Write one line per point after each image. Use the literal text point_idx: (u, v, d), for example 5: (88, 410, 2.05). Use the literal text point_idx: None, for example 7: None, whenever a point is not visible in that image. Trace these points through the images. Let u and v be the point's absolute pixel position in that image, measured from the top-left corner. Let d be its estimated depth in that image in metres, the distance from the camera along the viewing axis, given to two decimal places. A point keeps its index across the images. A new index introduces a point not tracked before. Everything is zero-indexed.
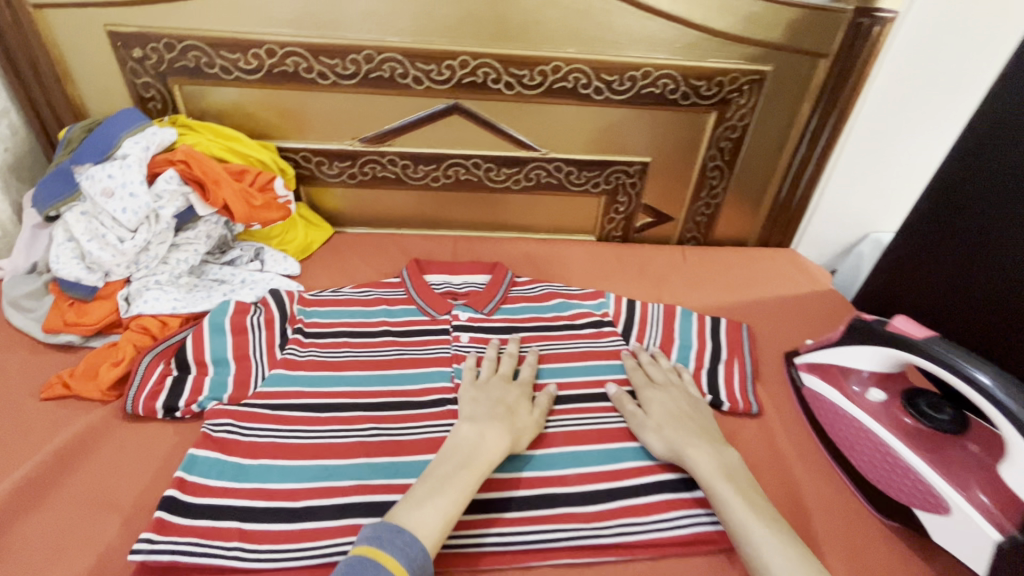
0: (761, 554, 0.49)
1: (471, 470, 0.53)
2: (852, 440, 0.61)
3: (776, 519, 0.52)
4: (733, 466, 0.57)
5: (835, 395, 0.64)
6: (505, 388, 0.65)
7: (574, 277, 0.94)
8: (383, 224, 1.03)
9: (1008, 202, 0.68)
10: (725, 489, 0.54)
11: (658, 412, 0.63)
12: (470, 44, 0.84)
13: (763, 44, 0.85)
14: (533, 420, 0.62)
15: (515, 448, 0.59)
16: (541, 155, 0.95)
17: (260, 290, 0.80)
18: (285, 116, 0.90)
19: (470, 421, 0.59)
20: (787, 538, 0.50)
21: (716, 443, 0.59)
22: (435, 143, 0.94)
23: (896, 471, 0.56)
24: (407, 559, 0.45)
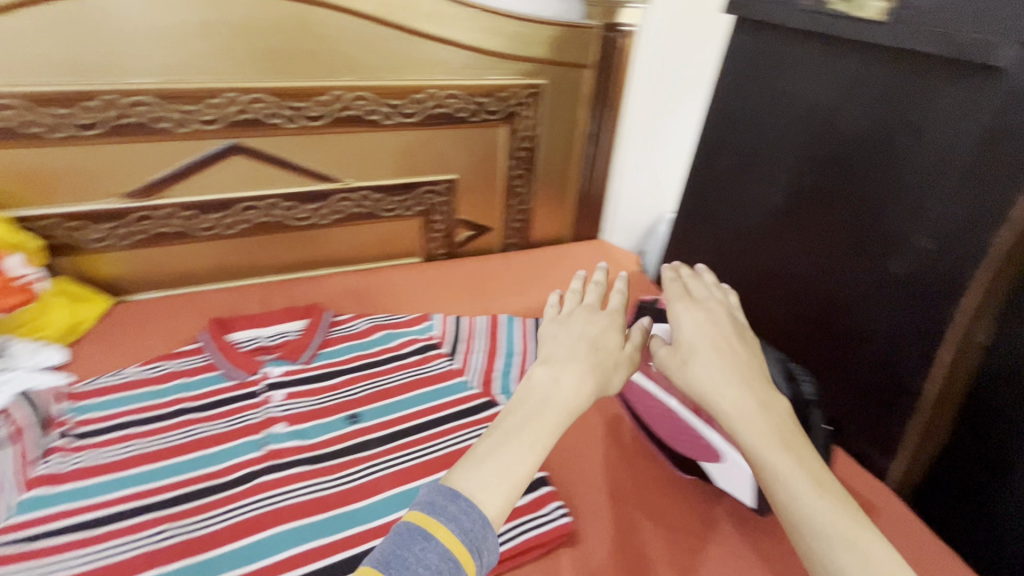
0: (833, 538, 0.39)
1: (544, 424, 0.43)
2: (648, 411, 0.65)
3: (830, 487, 0.42)
4: (778, 422, 0.46)
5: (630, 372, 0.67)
6: (591, 319, 0.53)
7: (400, 304, 0.92)
8: (177, 285, 0.91)
9: (752, 163, 0.77)
10: (784, 457, 0.43)
11: (710, 354, 0.50)
12: (235, 79, 0.79)
13: (533, 60, 0.92)
14: (621, 355, 0.51)
15: (604, 390, 0.48)
16: (344, 186, 0.92)
17: (7, 394, 0.64)
18: (12, 181, 0.75)
19: (548, 363, 0.47)
20: (854, 522, 0.40)
21: (762, 395, 0.47)
22: (219, 188, 0.85)
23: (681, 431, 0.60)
24: (461, 529, 0.37)
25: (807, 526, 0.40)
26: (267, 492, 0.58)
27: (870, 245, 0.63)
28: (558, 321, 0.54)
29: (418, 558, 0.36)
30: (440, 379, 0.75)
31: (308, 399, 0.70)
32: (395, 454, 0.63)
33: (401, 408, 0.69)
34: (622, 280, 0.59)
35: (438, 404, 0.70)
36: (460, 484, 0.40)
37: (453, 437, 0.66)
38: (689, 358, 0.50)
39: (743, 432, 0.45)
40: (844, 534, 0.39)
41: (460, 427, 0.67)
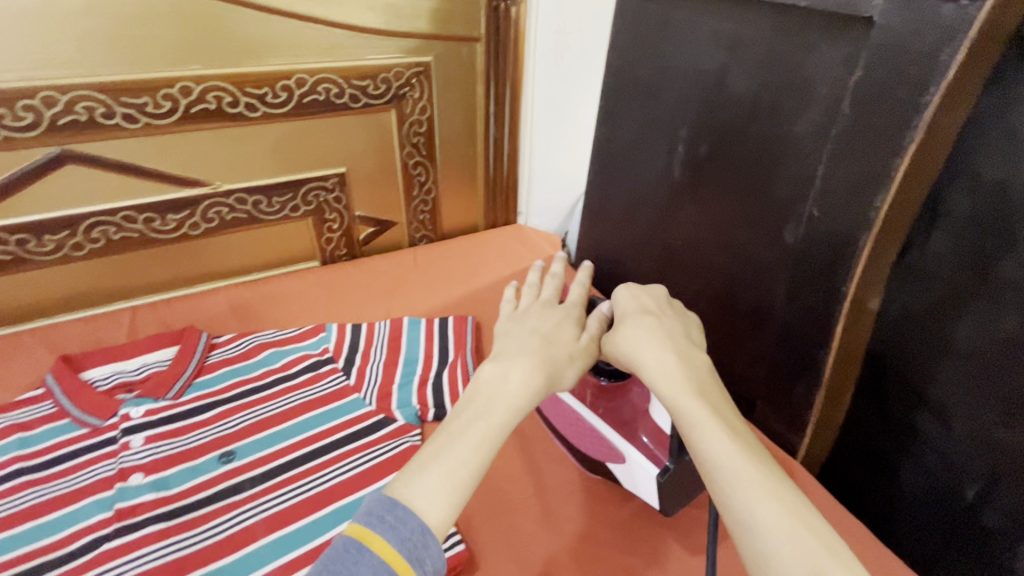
0: (739, 476, 0.38)
1: (490, 422, 0.42)
2: (555, 416, 0.59)
3: (743, 432, 0.42)
4: (698, 374, 0.45)
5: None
6: (548, 315, 0.53)
7: (292, 315, 0.84)
8: (25, 319, 0.79)
9: (644, 140, 0.74)
10: (697, 406, 0.42)
11: (637, 321, 0.50)
12: (51, 75, 0.66)
13: (414, 36, 0.84)
14: (578, 347, 0.50)
15: (555, 384, 0.47)
16: (213, 191, 0.81)
17: None
18: None
19: (497, 360, 0.47)
20: (766, 463, 0.39)
21: (682, 350, 0.47)
22: (55, 204, 0.73)
23: (587, 437, 0.56)
24: (398, 539, 0.35)
25: (716, 469, 0.39)
26: (110, 561, 0.50)
27: (761, 211, 0.60)
28: (511, 321, 0.53)
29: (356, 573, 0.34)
30: (332, 399, 0.67)
31: (171, 441, 0.61)
32: (270, 496, 0.56)
33: (283, 438, 0.62)
34: (584, 273, 0.59)
35: (326, 429, 0.63)
36: (404, 494, 0.38)
37: (339, 467, 0.59)
38: (620, 326, 0.50)
39: (662, 388, 0.44)
40: (751, 472, 0.38)
41: (348, 454, 0.60)
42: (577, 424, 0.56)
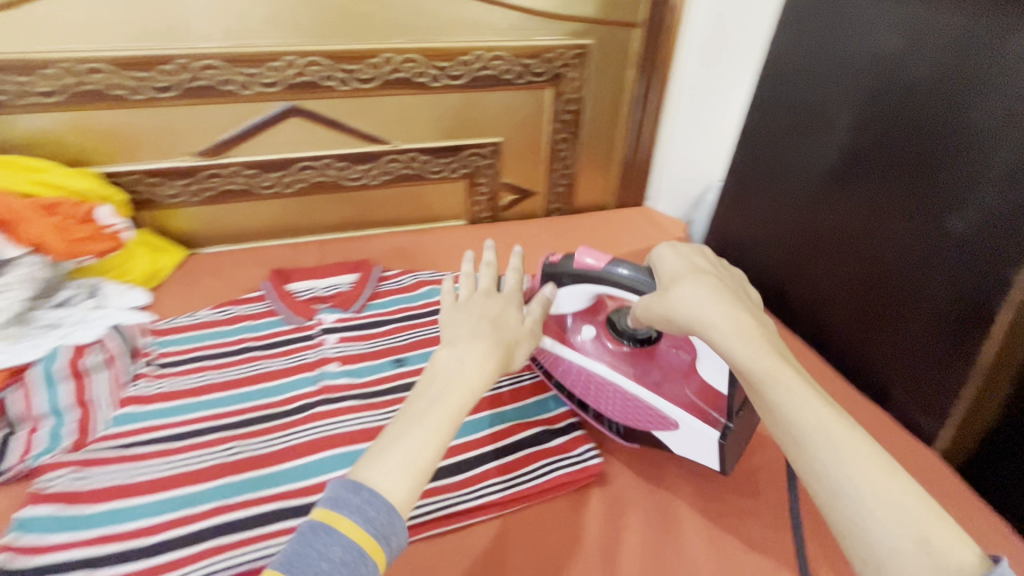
0: (835, 444, 0.38)
1: (448, 404, 0.43)
2: (579, 382, 0.63)
3: (829, 400, 0.41)
4: (774, 341, 0.44)
5: (546, 346, 0.64)
6: (489, 302, 0.53)
7: (443, 262, 0.96)
8: (243, 240, 0.98)
9: (802, 126, 0.75)
10: (783, 373, 0.42)
11: (699, 283, 0.48)
12: (294, 43, 0.82)
13: (580, 20, 0.91)
14: (524, 331, 0.53)
15: (506, 365, 0.49)
16: (393, 148, 0.95)
17: (100, 328, 0.73)
18: (99, 140, 0.83)
19: (449, 343, 0.47)
20: (854, 431, 0.39)
21: (746, 307, 0.47)
22: (279, 148, 0.90)
23: (623, 401, 0.60)
24: (366, 520, 0.37)
25: (806, 437, 0.39)
26: (320, 420, 0.64)
27: (935, 194, 0.59)
28: (451, 308, 0.52)
29: (323, 555, 0.36)
30: None
31: (359, 344, 0.76)
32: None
33: None
34: (515, 257, 0.59)
35: None
36: (362, 476, 0.39)
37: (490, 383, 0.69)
38: (676, 288, 0.48)
39: (740, 353, 0.43)
40: (843, 441, 0.38)
41: None
42: (611, 388, 0.60)
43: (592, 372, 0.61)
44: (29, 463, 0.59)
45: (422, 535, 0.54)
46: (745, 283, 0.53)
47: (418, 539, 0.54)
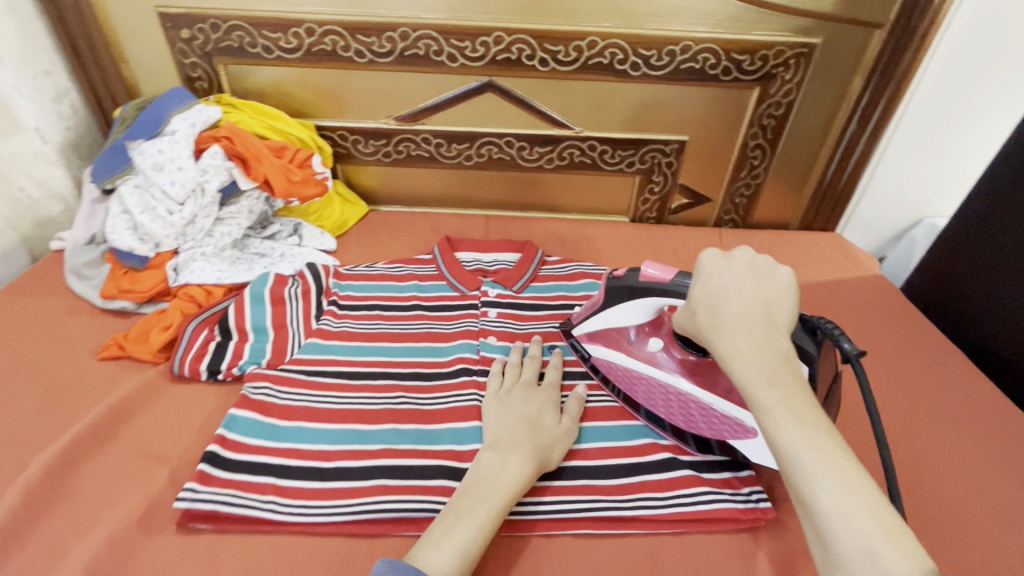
0: (804, 468, 0.40)
1: (491, 503, 0.49)
2: (650, 394, 0.62)
3: (813, 422, 0.42)
4: (770, 361, 0.45)
5: (614, 355, 0.64)
6: (529, 398, 0.61)
7: (604, 257, 0.94)
8: (416, 203, 1.04)
9: None
10: (766, 394, 0.43)
11: (711, 306, 0.50)
12: (505, 19, 0.83)
13: (812, 15, 0.81)
14: (559, 430, 0.59)
15: (544, 466, 0.55)
16: (575, 134, 0.93)
17: (298, 263, 0.83)
18: (319, 95, 0.92)
19: (493, 448, 0.54)
20: (833, 458, 0.40)
21: (755, 326, 0.47)
22: (468, 121, 0.93)
23: (697, 410, 0.59)
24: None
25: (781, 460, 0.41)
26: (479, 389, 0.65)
27: None
28: (495, 404, 0.60)
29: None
30: None
31: (518, 324, 0.77)
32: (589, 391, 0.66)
33: None
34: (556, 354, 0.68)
35: None
36: (425, 568, 0.43)
37: None
38: (702, 308, 0.50)
39: (736, 376, 0.45)
40: (819, 466, 0.39)
41: None
42: (683, 398, 0.59)
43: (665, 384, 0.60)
44: (238, 370, 0.67)
45: (572, 531, 0.54)
46: (791, 290, 0.50)
47: (567, 532, 0.54)
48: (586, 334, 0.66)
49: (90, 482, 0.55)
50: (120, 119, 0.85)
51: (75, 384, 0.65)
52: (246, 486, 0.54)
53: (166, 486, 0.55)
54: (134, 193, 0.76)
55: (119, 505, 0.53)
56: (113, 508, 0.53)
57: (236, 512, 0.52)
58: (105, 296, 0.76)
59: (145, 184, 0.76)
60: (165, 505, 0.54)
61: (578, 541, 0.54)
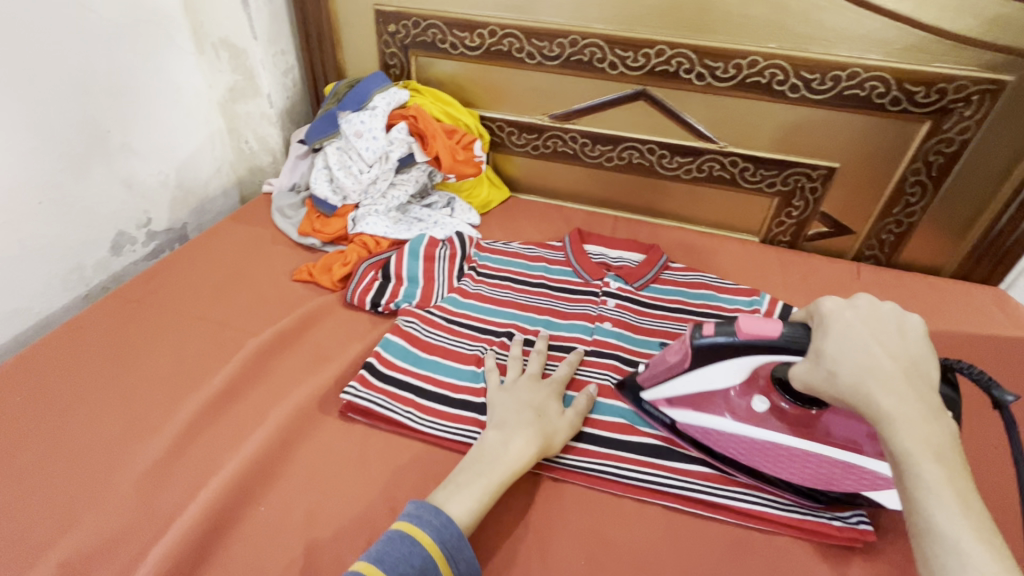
0: (958, 547, 0.38)
1: (492, 477, 0.53)
2: (764, 456, 0.59)
3: (966, 497, 0.40)
4: (930, 430, 0.43)
5: (709, 418, 0.61)
6: (534, 389, 0.64)
7: (729, 271, 0.95)
8: (553, 196, 1.13)
9: None
10: (932, 470, 0.41)
11: (857, 361, 0.46)
12: (672, 34, 0.88)
13: (1007, 50, 0.77)
14: (563, 420, 0.62)
15: (547, 451, 0.59)
16: (718, 148, 0.95)
17: (448, 230, 0.96)
18: (487, 89, 1.04)
19: (498, 428, 0.58)
20: (984, 535, 0.38)
21: (914, 387, 0.45)
22: (616, 125, 0.99)
23: (817, 467, 0.57)
24: (440, 539, 0.48)
25: (934, 533, 0.39)
26: (590, 366, 0.73)
27: None
28: (501, 395, 0.63)
29: (406, 559, 0.46)
30: None
31: (634, 316, 0.83)
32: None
33: None
34: (575, 354, 0.71)
35: None
36: (442, 507, 0.51)
37: None
38: (848, 360, 0.47)
39: (897, 443, 0.43)
40: (968, 543, 0.38)
41: None
42: (802, 455, 0.57)
43: (780, 443, 0.58)
44: (395, 306, 0.81)
45: (661, 502, 0.59)
46: (931, 351, 0.48)
47: (659, 501, 0.59)
48: (664, 398, 0.63)
49: (282, 367, 0.71)
50: (332, 94, 1.04)
51: (274, 293, 0.83)
52: (392, 397, 0.66)
53: (334, 383, 0.69)
54: (336, 153, 0.93)
55: (301, 388, 0.68)
56: (296, 390, 0.68)
57: (384, 414, 0.64)
58: (301, 233, 0.94)
59: (345, 147, 0.93)
60: (333, 397, 0.67)
61: (665, 513, 0.59)
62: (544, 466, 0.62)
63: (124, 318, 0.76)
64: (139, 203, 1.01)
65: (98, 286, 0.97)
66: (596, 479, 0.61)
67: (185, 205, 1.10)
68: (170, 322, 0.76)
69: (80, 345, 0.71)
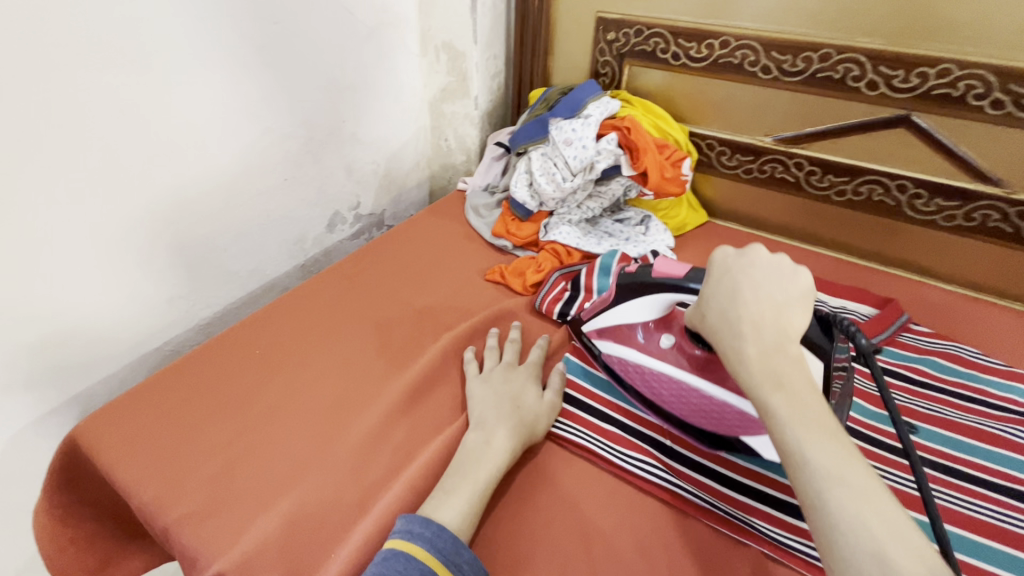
0: (830, 476, 0.39)
1: (478, 475, 0.54)
2: (659, 388, 0.64)
3: (825, 426, 0.42)
4: (782, 373, 0.45)
5: (624, 349, 0.67)
6: (511, 379, 0.66)
7: (993, 345, 0.76)
8: (756, 226, 1.01)
9: None
10: (774, 397, 0.44)
11: (722, 308, 0.51)
12: (968, 50, 0.72)
13: None
14: (541, 405, 0.64)
15: (532, 437, 0.61)
16: (1003, 195, 0.77)
17: (642, 249, 0.90)
18: (703, 102, 0.96)
19: (479, 426, 0.60)
20: (849, 464, 0.39)
21: (762, 332, 0.48)
22: (858, 154, 0.85)
23: (714, 409, 0.60)
24: (434, 548, 0.47)
25: (798, 461, 0.40)
26: None
27: None
28: (482, 388, 0.65)
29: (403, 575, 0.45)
30: None
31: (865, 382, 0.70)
32: (948, 490, 0.58)
33: (970, 451, 0.61)
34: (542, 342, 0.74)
35: (1020, 478, 0.59)
36: (431, 518, 0.50)
37: None
38: (713, 309, 0.52)
39: (745, 375, 0.46)
40: (832, 470, 0.39)
41: None
42: (690, 389, 0.62)
43: (674, 376, 0.63)
44: (584, 317, 0.78)
45: None
46: (806, 296, 0.50)
47: None
48: (596, 329, 0.71)
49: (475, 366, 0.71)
50: (540, 99, 1.04)
51: (468, 290, 0.85)
52: None
53: None
54: (541, 158, 0.92)
55: None
56: None
57: None
58: (494, 234, 0.95)
59: (550, 153, 0.91)
60: None
61: None
62: (759, 542, 0.54)
63: (341, 291, 0.83)
64: (354, 187, 1.10)
65: (313, 258, 1.07)
66: (825, 573, 0.51)
67: (388, 193, 1.19)
68: (378, 303, 0.81)
69: (306, 311, 0.78)
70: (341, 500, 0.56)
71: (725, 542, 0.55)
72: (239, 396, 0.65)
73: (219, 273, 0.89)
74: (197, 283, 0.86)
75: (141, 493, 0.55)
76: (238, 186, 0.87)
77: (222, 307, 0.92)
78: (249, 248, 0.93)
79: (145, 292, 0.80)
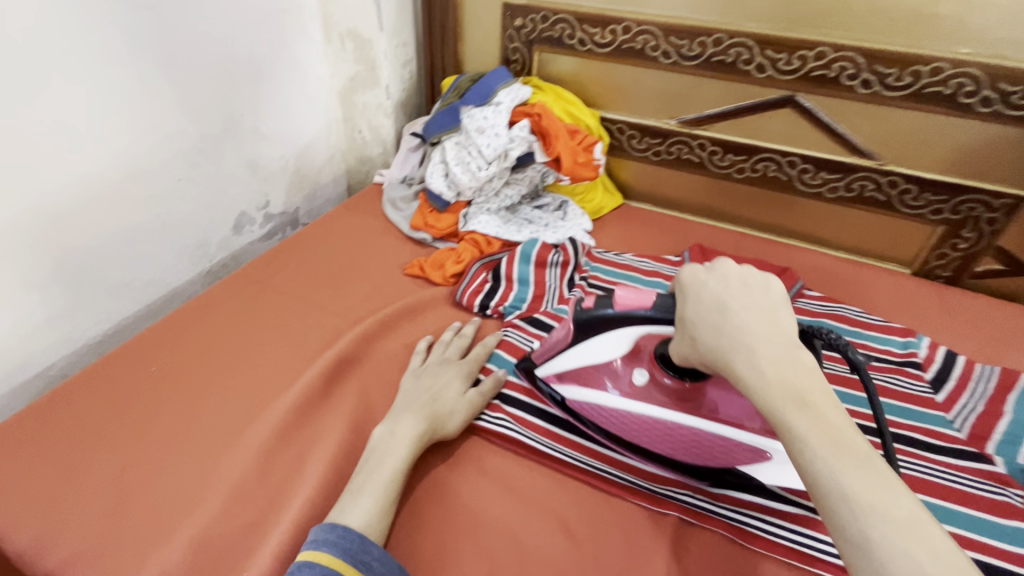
0: (873, 508, 0.33)
1: (383, 466, 0.54)
2: (641, 431, 0.59)
3: (856, 445, 0.36)
4: (794, 379, 0.39)
5: (594, 394, 0.61)
6: (438, 373, 0.64)
7: (874, 304, 0.84)
8: (667, 205, 1.05)
9: None
10: (797, 418, 0.37)
11: (710, 322, 0.45)
12: (838, 34, 0.79)
13: None
14: (462, 399, 0.62)
15: (441, 429, 0.59)
16: (876, 166, 0.84)
17: (561, 234, 0.91)
18: (612, 87, 0.98)
19: (389, 419, 0.58)
20: (882, 492, 0.33)
21: (764, 341, 0.41)
22: (753, 134, 0.91)
23: (718, 446, 0.56)
24: (342, 551, 0.46)
25: (830, 489, 0.34)
26: None
27: None
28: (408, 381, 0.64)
29: None
30: (913, 401, 0.68)
31: None
32: None
33: (857, 403, 0.68)
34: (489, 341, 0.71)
35: (897, 421, 0.65)
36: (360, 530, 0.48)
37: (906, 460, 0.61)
38: (703, 326, 0.45)
39: (758, 398, 0.39)
40: (874, 504, 0.33)
41: (920, 456, 0.62)
42: (684, 431, 0.57)
43: (659, 417, 0.58)
44: (504, 310, 0.78)
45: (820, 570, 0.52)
46: (788, 300, 0.46)
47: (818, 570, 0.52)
48: (554, 373, 0.63)
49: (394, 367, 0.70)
50: (452, 86, 1.03)
51: (388, 287, 0.83)
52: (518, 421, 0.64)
53: None
54: (455, 148, 0.91)
55: None
56: None
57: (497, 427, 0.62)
58: (412, 227, 0.93)
59: (465, 142, 0.90)
60: None
61: None
62: (678, 509, 0.56)
63: (247, 297, 0.77)
64: (261, 185, 1.04)
65: (219, 263, 1.00)
66: (738, 530, 0.55)
67: (299, 190, 1.13)
68: (290, 306, 0.77)
69: (209, 322, 0.73)
70: (254, 518, 0.53)
71: (644, 513, 0.57)
72: (133, 420, 0.60)
73: (106, 287, 0.81)
74: (80, 300, 0.78)
75: (18, 540, 0.50)
76: (123, 192, 0.80)
77: (115, 323, 0.84)
78: (143, 257, 0.85)
79: (15, 314, 0.71)
